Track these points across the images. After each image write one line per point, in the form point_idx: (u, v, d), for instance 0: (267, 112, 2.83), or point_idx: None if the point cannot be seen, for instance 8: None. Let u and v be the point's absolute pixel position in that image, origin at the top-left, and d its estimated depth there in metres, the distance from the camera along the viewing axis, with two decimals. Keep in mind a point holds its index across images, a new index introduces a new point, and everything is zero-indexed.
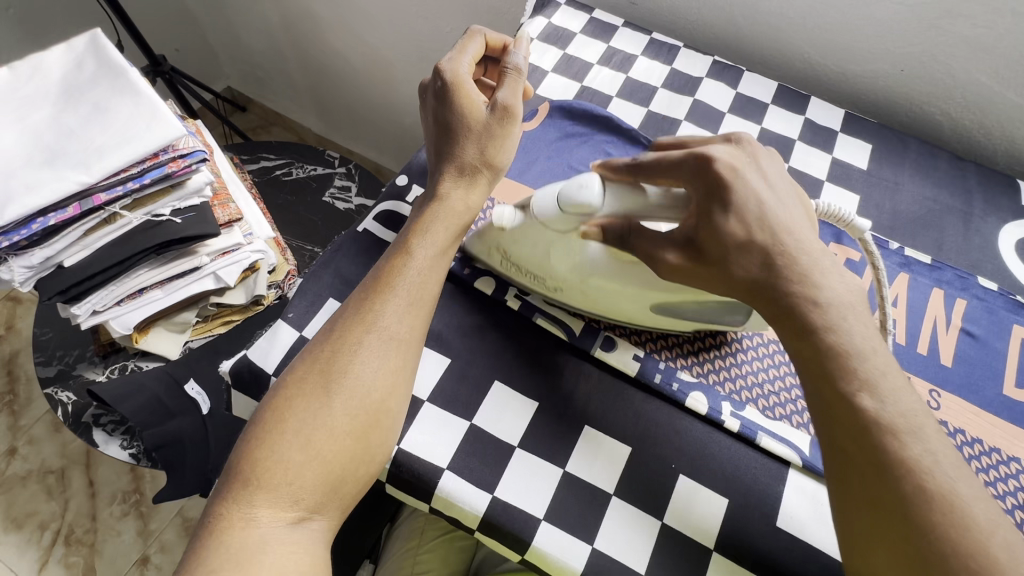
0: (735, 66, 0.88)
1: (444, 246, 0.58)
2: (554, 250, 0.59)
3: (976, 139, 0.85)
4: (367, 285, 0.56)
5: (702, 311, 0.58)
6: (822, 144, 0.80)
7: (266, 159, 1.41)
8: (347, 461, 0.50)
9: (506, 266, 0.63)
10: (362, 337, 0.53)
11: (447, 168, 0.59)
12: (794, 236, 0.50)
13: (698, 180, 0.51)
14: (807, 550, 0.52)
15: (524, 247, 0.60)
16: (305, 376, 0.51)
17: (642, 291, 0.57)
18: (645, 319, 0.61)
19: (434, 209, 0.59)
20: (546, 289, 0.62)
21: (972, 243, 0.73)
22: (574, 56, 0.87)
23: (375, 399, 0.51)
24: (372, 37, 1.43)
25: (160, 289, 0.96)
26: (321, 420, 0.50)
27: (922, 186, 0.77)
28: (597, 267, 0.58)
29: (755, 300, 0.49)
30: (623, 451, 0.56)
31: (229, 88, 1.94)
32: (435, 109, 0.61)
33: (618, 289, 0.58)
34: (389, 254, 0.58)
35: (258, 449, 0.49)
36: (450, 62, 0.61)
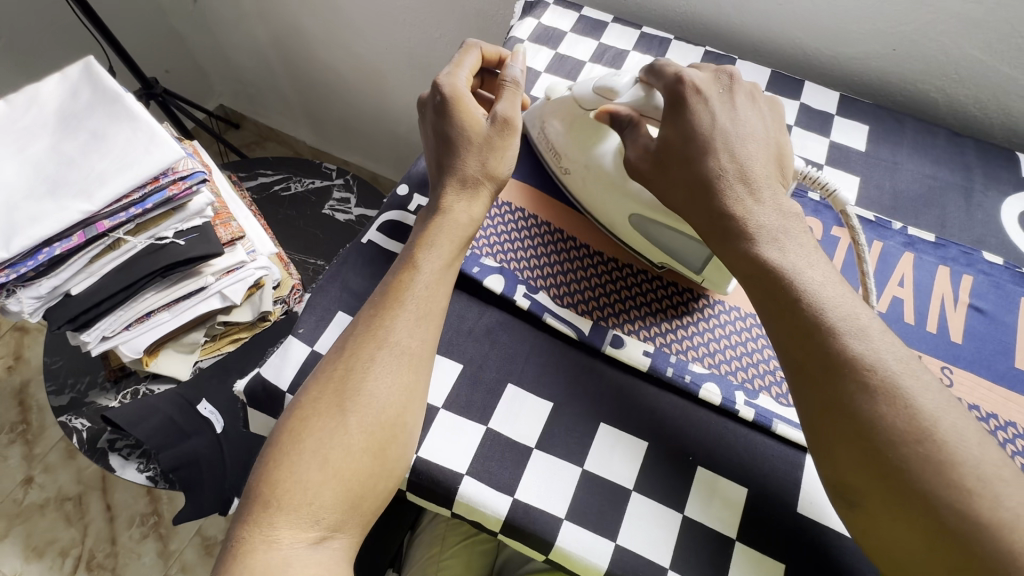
0: (727, 56, 0.88)
1: (452, 254, 0.59)
2: (578, 130, 0.70)
3: (972, 113, 0.85)
4: (378, 298, 0.57)
5: (671, 238, 0.65)
6: (818, 128, 0.80)
7: (264, 175, 1.41)
8: (365, 478, 0.50)
9: (536, 140, 0.73)
10: (375, 353, 0.53)
11: (449, 180, 0.60)
12: (730, 160, 0.56)
13: (670, 97, 0.60)
14: (828, 535, 0.53)
15: (558, 120, 0.71)
16: (320, 394, 0.52)
17: (627, 194, 0.66)
18: (619, 230, 0.68)
19: (438, 221, 0.59)
20: (557, 165, 0.71)
21: (974, 218, 0.73)
22: (566, 55, 0.87)
23: (390, 414, 0.52)
24: (361, 47, 1.44)
25: (167, 311, 0.97)
26: (339, 438, 0.50)
27: (922, 164, 0.77)
28: (606, 160, 0.69)
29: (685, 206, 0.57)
30: (640, 447, 0.57)
31: (222, 106, 1.94)
32: (435, 122, 0.62)
33: (609, 184, 0.67)
34: (398, 265, 0.59)
35: (277, 471, 0.49)
36: (448, 77, 0.63)
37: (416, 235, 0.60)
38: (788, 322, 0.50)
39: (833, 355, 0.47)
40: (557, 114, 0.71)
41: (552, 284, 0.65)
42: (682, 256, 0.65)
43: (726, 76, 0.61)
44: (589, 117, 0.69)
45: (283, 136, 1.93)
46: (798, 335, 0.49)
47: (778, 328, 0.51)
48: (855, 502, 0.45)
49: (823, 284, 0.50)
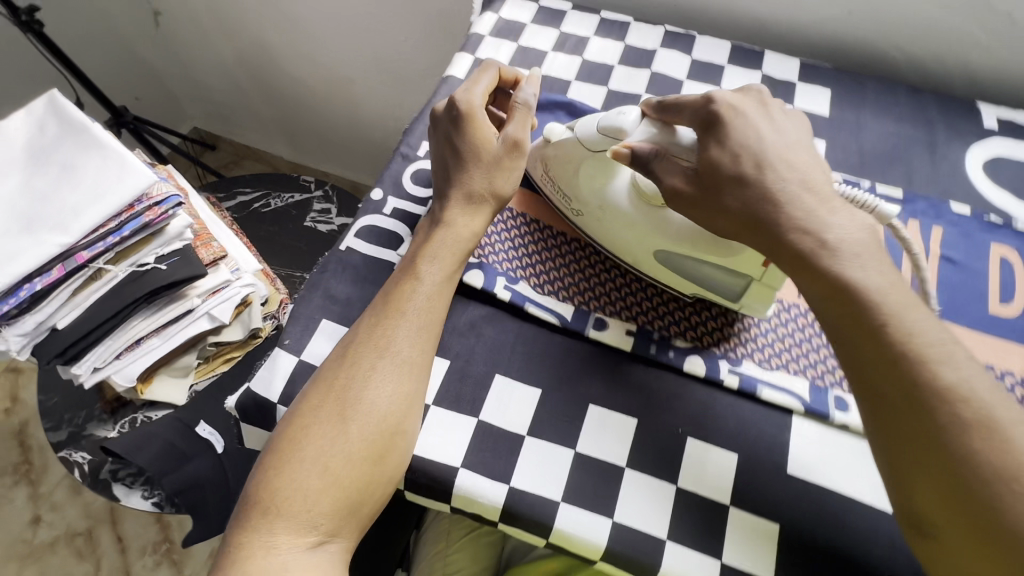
0: (688, 34, 0.89)
1: (448, 261, 0.60)
2: (585, 171, 0.64)
3: (931, 68, 0.86)
4: (377, 305, 0.58)
5: (702, 271, 0.61)
6: (782, 96, 0.81)
7: (243, 194, 1.41)
8: (364, 485, 0.51)
9: (541, 182, 0.68)
10: (376, 362, 0.54)
11: (455, 195, 0.61)
12: (791, 171, 0.54)
13: (701, 119, 0.57)
14: (817, 492, 0.54)
15: (561, 161, 0.65)
16: (322, 401, 0.52)
17: (651, 230, 0.61)
18: (644, 266, 0.64)
19: (440, 233, 0.60)
20: (569, 208, 0.67)
21: (939, 171, 0.74)
22: (529, 46, 0.88)
23: (391, 421, 0.52)
24: (329, 57, 1.44)
25: (157, 336, 0.95)
26: (340, 446, 0.51)
27: (885, 122, 0.79)
28: (620, 198, 0.63)
29: (742, 228, 0.53)
30: (630, 424, 0.58)
31: (195, 128, 1.91)
32: (448, 134, 0.63)
33: (631, 223, 0.62)
34: (398, 274, 0.60)
35: (277, 475, 0.50)
36: (464, 91, 0.63)
37: (415, 247, 0.61)
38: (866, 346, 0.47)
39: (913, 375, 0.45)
40: (559, 153, 0.65)
41: (533, 274, 0.66)
42: (718, 283, 0.61)
43: (754, 93, 0.59)
44: (600, 156, 0.63)
45: (264, 155, 1.91)
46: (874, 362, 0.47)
47: (849, 353, 0.48)
48: (933, 534, 0.44)
49: (794, 248, 0.51)
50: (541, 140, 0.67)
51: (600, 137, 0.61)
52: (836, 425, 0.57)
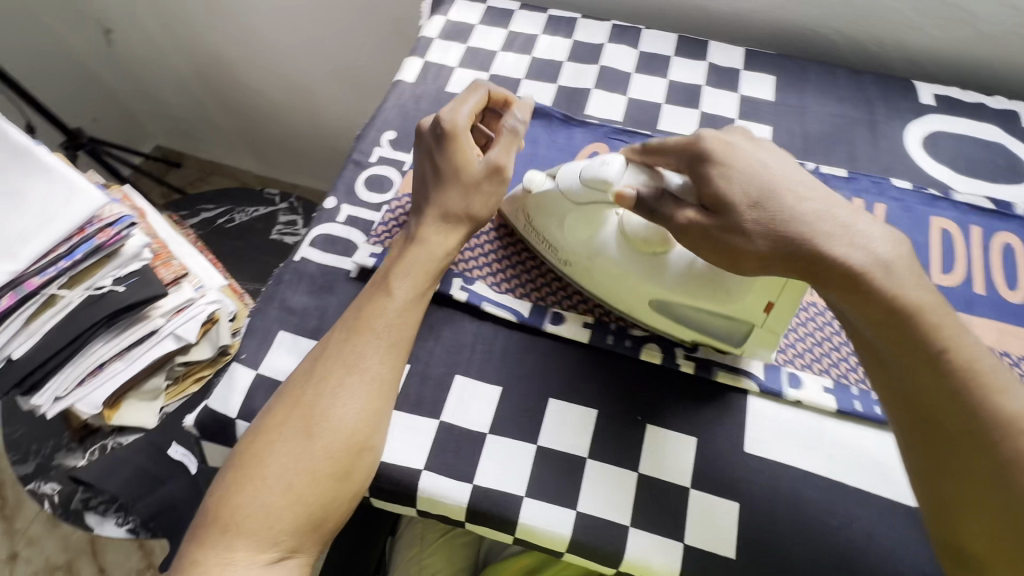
0: (635, 27, 0.90)
1: (417, 278, 0.60)
2: (570, 223, 0.61)
3: (869, 49, 0.88)
4: (347, 319, 0.58)
5: (697, 316, 0.58)
6: (728, 84, 0.83)
7: (206, 210, 1.39)
8: (326, 502, 0.51)
9: (528, 233, 0.66)
10: (344, 378, 0.54)
11: (432, 213, 0.62)
12: (801, 198, 0.51)
13: (692, 159, 0.55)
14: (774, 469, 0.55)
15: (546, 213, 0.63)
16: (290, 418, 0.53)
17: (645, 281, 0.58)
18: (642, 316, 0.61)
19: (413, 249, 0.61)
20: (558, 260, 0.64)
21: (880, 149, 0.76)
22: (478, 47, 0.88)
23: (357, 438, 0.53)
24: (286, 67, 1.43)
25: (121, 360, 0.91)
26: (304, 463, 0.51)
27: (827, 104, 0.81)
28: (610, 249, 0.60)
29: (766, 264, 0.50)
30: (591, 415, 0.58)
31: (158, 147, 1.84)
32: (431, 153, 0.63)
33: (624, 274, 0.59)
34: (368, 288, 0.60)
35: (238, 490, 0.51)
36: (451, 110, 0.63)
37: (387, 262, 0.61)
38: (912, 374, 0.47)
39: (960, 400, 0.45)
40: (544, 205, 0.63)
41: (489, 273, 0.66)
42: (719, 331, 0.59)
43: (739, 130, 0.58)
44: (589, 207, 0.60)
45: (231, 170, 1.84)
46: (918, 390, 0.47)
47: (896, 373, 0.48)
48: (974, 563, 0.44)
49: None
50: (523, 189, 0.65)
51: (584, 188, 0.59)
52: (790, 402, 0.58)
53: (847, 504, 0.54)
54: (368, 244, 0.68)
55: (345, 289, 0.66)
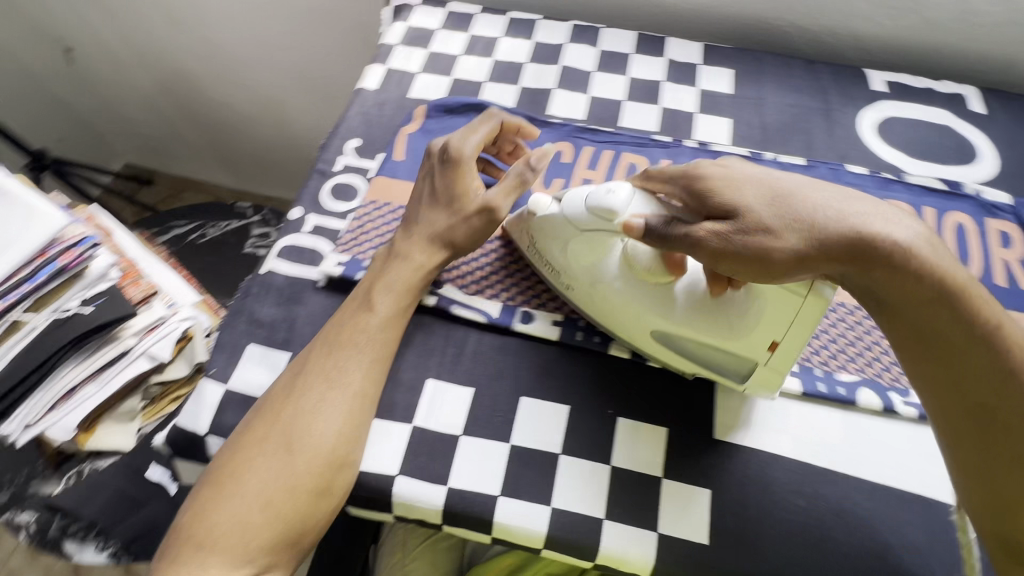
0: (594, 26, 0.91)
1: (400, 295, 0.61)
2: (573, 249, 0.59)
3: (823, 40, 0.90)
4: (331, 332, 0.59)
5: (703, 348, 0.57)
6: (687, 79, 0.84)
7: (177, 227, 1.38)
8: (302, 517, 0.52)
9: (531, 256, 0.64)
10: (325, 393, 0.55)
11: (419, 232, 0.63)
12: (818, 190, 0.48)
13: (687, 184, 0.52)
14: (743, 454, 0.56)
15: (549, 236, 0.60)
16: (274, 431, 0.53)
17: (650, 311, 0.56)
18: (649, 348, 0.59)
19: (394, 264, 0.62)
20: (562, 285, 0.62)
21: (836, 136, 0.78)
22: (439, 52, 0.88)
23: (337, 453, 0.53)
24: (252, 78, 1.42)
25: (92, 383, 0.87)
26: (283, 478, 0.52)
27: (783, 95, 0.82)
28: (613, 278, 0.58)
29: (806, 263, 0.45)
30: (563, 411, 0.59)
31: (127, 164, 1.78)
32: (435, 176, 0.65)
33: (629, 301, 0.57)
34: (349, 302, 0.61)
35: (215, 505, 0.51)
36: (461, 139, 0.64)
37: (373, 274, 0.62)
38: (960, 365, 0.46)
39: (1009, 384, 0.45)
40: (548, 230, 0.60)
41: (458, 276, 0.66)
42: (722, 365, 0.58)
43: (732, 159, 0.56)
44: (592, 234, 0.57)
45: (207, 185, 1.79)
46: (968, 380, 0.46)
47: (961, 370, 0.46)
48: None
49: None
50: (529, 212, 0.62)
51: (590, 216, 0.55)
52: None
53: (814, 484, 0.55)
54: (335, 253, 0.68)
55: (314, 299, 0.66)
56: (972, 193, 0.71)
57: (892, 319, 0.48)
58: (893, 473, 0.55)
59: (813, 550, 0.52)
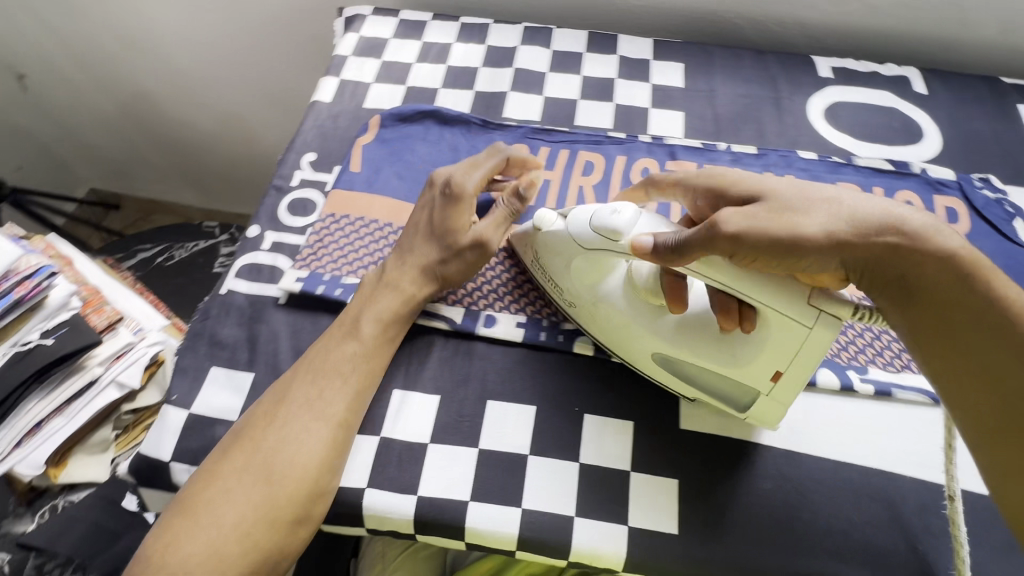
0: (546, 28, 0.92)
1: (388, 322, 0.60)
2: (577, 265, 0.58)
3: (771, 29, 0.92)
4: (321, 355, 0.59)
5: (706, 373, 0.56)
6: (639, 75, 0.85)
7: (143, 251, 1.35)
8: (276, 547, 0.51)
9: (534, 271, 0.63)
10: (308, 422, 0.54)
11: (410, 260, 0.63)
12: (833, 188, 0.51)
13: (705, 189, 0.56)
14: (709, 442, 0.57)
15: (552, 251, 0.59)
16: (258, 459, 0.53)
17: (654, 330, 0.56)
18: (650, 368, 0.58)
19: (381, 285, 0.62)
20: (563, 301, 0.61)
21: (786, 123, 0.80)
22: (393, 61, 0.88)
23: (314, 481, 0.53)
24: (212, 96, 1.41)
25: (60, 415, 0.84)
26: (261, 508, 0.51)
27: (734, 86, 0.84)
28: (617, 296, 0.58)
29: (834, 246, 0.47)
30: (529, 411, 0.59)
31: (92, 190, 1.73)
32: (434, 210, 0.65)
33: (634, 316, 0.57)
34: (338, 325, 0.61)
35: (183, 534, 0.50)
36: (464, 175, 0.66)
37: (361, 299, 0.62)
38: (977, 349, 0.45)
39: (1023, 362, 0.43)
40: (550, 247, 0.59)
41: None
42: (725, 392, 0.57)
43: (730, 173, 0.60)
44: (596, 255, 0.56)
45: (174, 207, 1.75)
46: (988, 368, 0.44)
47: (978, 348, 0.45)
48: None
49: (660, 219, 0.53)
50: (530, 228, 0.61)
51: (594, 237, 0.54)
52: None
53: (779, 466, 0.56)
54: (294, 269, 0.67)
55: (275, 316, 0.66)
56: (918, 171, 0.73)
57: (905, 299, 0.47)
58: (855, 450, 0.57)
59: (781, 532, 0.53)
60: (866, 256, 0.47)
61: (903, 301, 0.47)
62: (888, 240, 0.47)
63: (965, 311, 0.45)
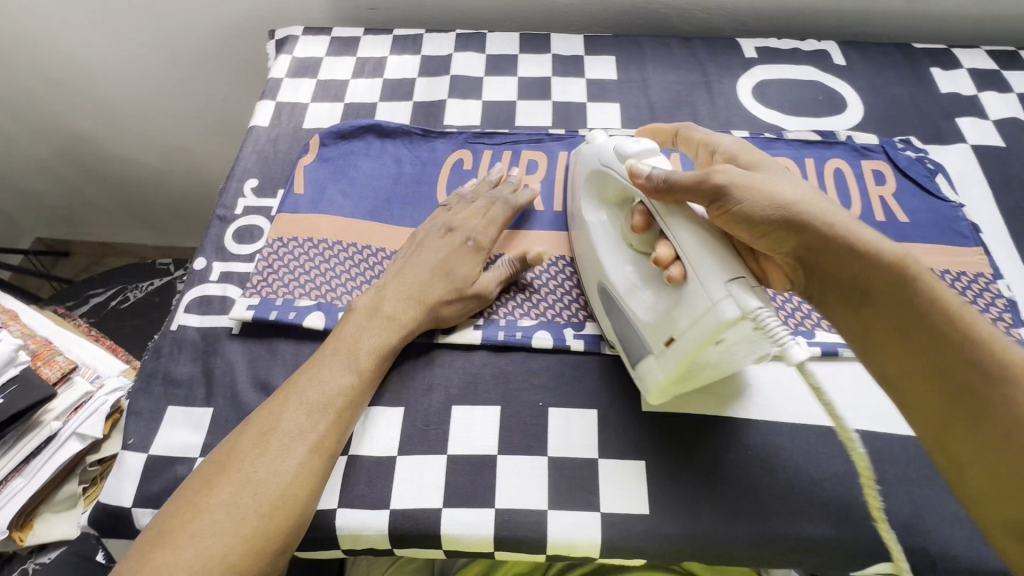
0: (478, 33, 0.93)
1: (385, 355, 0.59)
2: (592, 189, 0.63)
3: (696, 16, 0.95)
4: (315, 380, 0.56)
5: (628, 331, 0.57)
6: (574, 71, 0.87)
7: (95, 296, 1.31)
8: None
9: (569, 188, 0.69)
10: (300, 449, 0.52)
11: (415, 278, 0.63)
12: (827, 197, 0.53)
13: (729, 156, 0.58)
14: (672, 420, 0.58)
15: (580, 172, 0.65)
16: (250, 487, 0.50)
17: (610, 265, 0.59)
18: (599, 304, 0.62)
19: (397, 266, 0.65)
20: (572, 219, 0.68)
21: (718, 105, 0.82)
22: (328, 79, 0.88)
23: (294, 507, 0.50)
24: (151, 131, 1.37)
25: (20, 474, 0.80)
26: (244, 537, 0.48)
27: (665, 74, 0.86)
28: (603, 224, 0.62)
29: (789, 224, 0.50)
30: (493, 411, 0.60)
31: (37, 240, 1.63)
32: (449, 250, 0.65)
33: (602, 242, 0.61)
34: (331, 347, 0.59)
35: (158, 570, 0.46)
36: (482, 230, 0.66)
37: (356, 331, 0.59)
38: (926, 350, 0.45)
39: (971, 351, 0.43)
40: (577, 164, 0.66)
41: None
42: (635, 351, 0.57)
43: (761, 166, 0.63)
44: (606, 179, 0.60)
45: (127, 249, 1.70)
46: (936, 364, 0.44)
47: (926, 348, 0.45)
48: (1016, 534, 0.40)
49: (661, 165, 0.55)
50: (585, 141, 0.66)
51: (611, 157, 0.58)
52: None
53: (738, 435, 0.58)
54: (244, 297, 0.65)
55: (231, 347, 0.65)
56: (844, 139, 0.76)
57: (852, 302, 0.49)
58: (810, 412, 0.58)
59: (749, 503, 0.54)
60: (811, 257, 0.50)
61: (847, 305, 0.49)
62: (836, 245, 0.49)
63: (909, 311, 0.46)
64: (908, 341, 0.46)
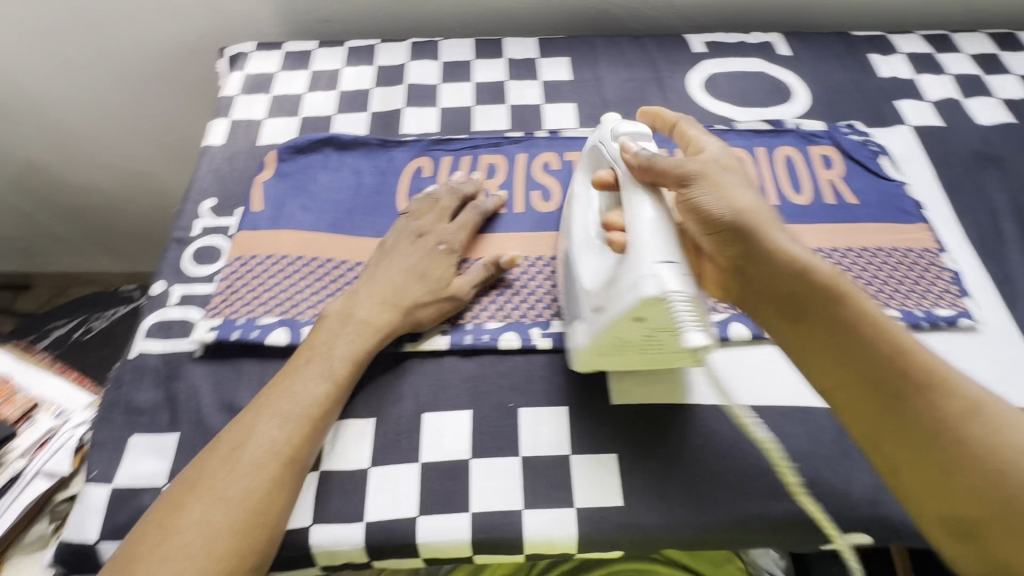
0: (432, 40, 0.93)
1: (359, 364, 0.59)
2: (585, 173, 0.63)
3: (646, 14, 0.97)
4: (294, 384, 0.56)
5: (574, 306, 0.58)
6: (529, 74, 0.88)
7: (57, 329, 1.27)
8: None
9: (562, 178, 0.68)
10: (275, 464, 0.51)
11: (387, 283, 0.62)
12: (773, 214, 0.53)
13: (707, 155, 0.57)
14: (642, 412, 0.59)
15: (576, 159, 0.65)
16: (235, 500, 0.49)
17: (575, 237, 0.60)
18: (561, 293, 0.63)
19: (374, 268, 0.64)
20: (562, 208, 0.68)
21: (671, 99, 0.84)
22: (284, 94, 0.87)
23: (268, 520, 0.50)
24: (107, 155, 1.34)
25: None
26: (214, 551, 0.47)
27: (618, 72, 0.87)
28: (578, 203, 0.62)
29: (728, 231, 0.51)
30: (465, 416, 0.60)
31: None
32: (421, 255, 0.65)
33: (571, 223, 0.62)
34: (303, 352, 0.58)
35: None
36: (452, 235, 0.67)
37: (326, 339, 0.59)
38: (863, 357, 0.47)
39: (909, 369, 0.46)
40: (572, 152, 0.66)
41: None
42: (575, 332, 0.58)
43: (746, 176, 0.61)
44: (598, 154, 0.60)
45: (91, 275, 1.64)
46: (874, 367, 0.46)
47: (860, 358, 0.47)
48: (970, 537, 0.42)
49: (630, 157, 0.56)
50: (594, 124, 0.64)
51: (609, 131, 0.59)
52: None
53: (706, 422, 0.58)
54: (206, 319, 0.65)
55: (194, 371, 0.63)
56: (792, 127, 0.78)
57: (790, 317, 0.50)
58: (775, 394, 0.60)
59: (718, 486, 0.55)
60: (749, 273, 0.51)
61: (784, 320, 0.50)
62: (780, 263, 0.50)
63: (847, 329, 0.48)
64: (851, 355, 0.47)
